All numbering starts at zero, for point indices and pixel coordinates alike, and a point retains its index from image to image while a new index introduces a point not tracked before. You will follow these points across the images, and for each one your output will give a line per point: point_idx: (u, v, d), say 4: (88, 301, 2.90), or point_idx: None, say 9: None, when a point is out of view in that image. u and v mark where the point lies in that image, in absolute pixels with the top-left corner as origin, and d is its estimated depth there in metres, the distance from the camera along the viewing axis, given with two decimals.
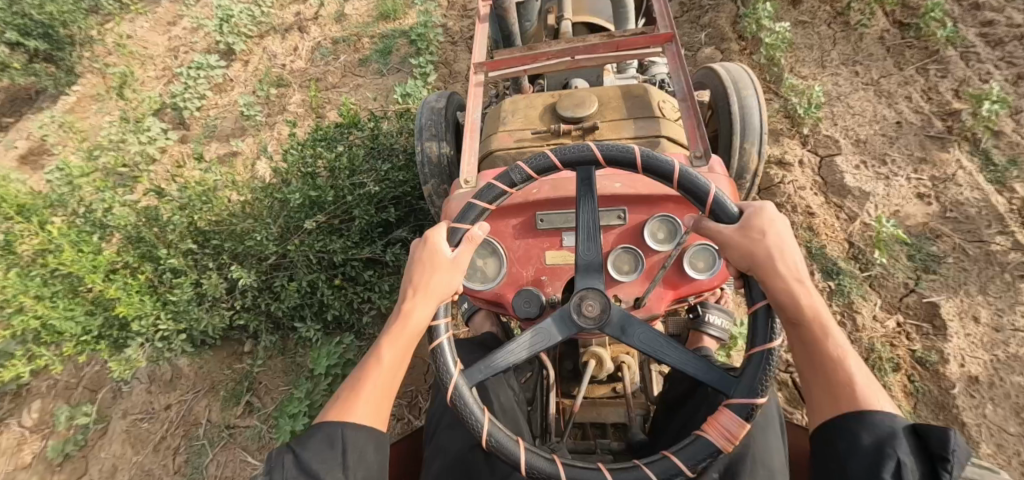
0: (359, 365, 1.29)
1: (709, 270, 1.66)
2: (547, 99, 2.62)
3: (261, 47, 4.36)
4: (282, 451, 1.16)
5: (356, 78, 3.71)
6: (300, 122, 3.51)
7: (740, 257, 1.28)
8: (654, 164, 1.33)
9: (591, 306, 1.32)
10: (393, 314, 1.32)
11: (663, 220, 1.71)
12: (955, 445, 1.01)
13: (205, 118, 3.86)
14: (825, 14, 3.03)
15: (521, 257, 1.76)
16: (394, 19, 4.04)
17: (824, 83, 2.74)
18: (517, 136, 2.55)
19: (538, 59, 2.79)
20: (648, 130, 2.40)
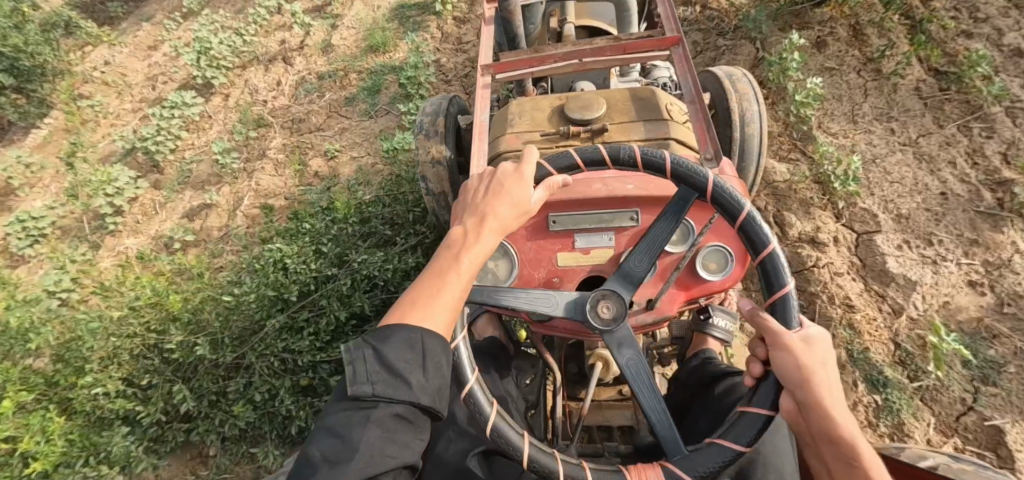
0: (434, 263, 1.12)
1: (721, 273, 1.47)
2: (554, 101, 2.44)
3: (243, 79, 4.09)
4: (360, 345, 1.01)
5: (340, 119, 3.43)
6: (281, 171, 3.23)
7: (783, 371, 1.07)
8: (756, 232, 1.22)
9: (608, 307, 1.25)
10: (469, 217, 1.17)
11: None
12: None
13: (180, 161, 3.57)
14: (853, 59, 2.77)
15: (532, 260, 1.54)
16: (384, 54, 3.78)
17: (856, 143, 2.47)
18: (523, 139, 2.37)
19: (544, 62, 2.57)
20: (658, 132, 2.23)
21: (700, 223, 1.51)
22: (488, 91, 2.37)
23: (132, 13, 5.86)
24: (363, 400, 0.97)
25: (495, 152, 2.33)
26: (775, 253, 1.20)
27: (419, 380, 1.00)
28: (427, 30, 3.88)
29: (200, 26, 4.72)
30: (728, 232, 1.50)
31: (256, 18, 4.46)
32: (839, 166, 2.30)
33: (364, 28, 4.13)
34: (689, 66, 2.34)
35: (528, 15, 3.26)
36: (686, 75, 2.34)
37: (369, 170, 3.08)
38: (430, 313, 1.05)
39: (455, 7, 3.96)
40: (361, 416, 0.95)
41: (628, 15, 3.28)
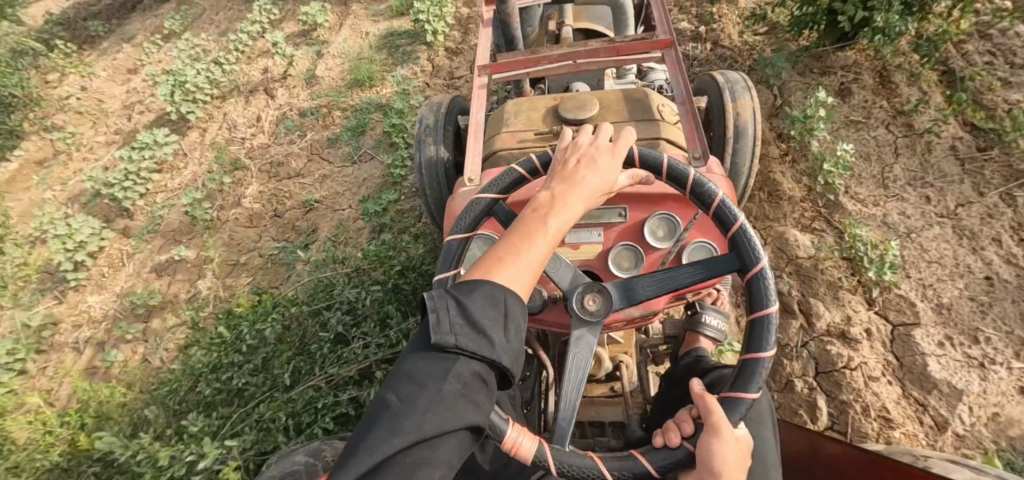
0: (519, 220, 1.02)
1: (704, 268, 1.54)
2: (548, 102, 2.41)
3: (222, 112, 3.85)
4: (444, 293, 0.90)
5: (320, 162, 3.18)
6: (255, 222, 2.99)
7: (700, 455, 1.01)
8: (760, 332, 1.14)
9: (594, 301, 1.28)
10: (558, 177, 1.10)
11: (663, 219, 1.56)
12: None
13: (150, 207, 3.33)
14: (881, 111, 2.50)
15: None
16: (371, 88, 3.52)
17: (888, 211, 2.21)
18: (518, 138, 2.32)
19: (539, 63, 2.52)
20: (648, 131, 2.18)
21: (684, 219, 1.58)
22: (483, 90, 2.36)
23: (113, 33, 5.63)
24: (445, 351, 0.85)
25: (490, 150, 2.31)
26: (759, 362, 1.11)
27: (503, 341, 0.88)
28: (417, 62, 3.62)
29: (181, 54, 4.49)
30: (711, 228, 1.55)
31: (237, 45, 4.21)
32: (874, 248, 2.03)
33: (350, 57, 3.88)
34: (681, 66, 2.33)
35: (527, 20, 3.14)
36: (678, 76, 2.35)
37: (347, 223, 2.80)
38: (515, 269, 0.93)
39: (447, 38, 3.72)
40: (440, 370, 0.83)
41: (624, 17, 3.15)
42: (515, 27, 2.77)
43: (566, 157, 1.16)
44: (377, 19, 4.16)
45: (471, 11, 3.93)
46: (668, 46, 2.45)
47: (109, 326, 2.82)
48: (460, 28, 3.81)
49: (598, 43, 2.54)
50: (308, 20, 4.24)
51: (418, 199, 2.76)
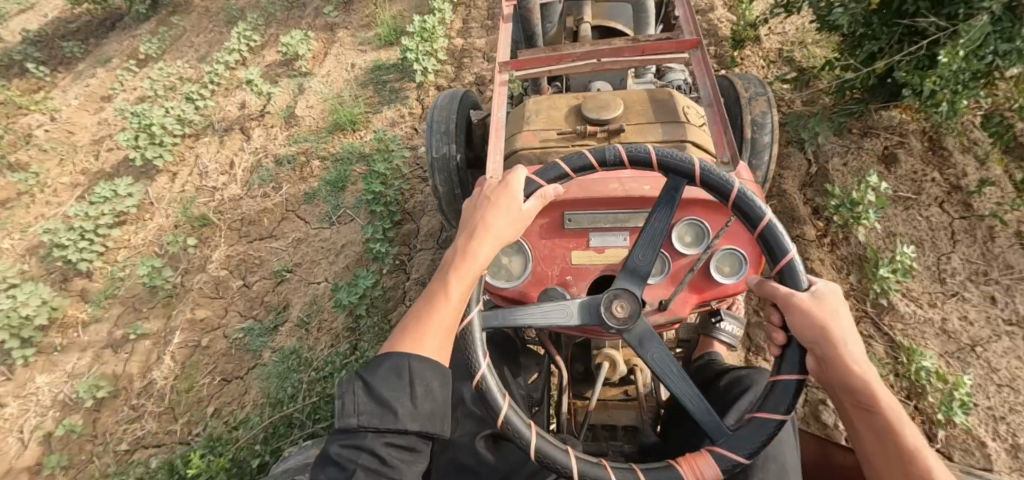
0: (425, 294, 1.11)
1: (735, 276, 1.40)
2: (569, 100, 2.29)
3: (193, 153, 3.53)
4: (352, 376, 1.00)
5: (295, 221, 2.85)
6: (222, 292, 2.67)
7: (811, 334, 1.00)
8: (748, 207, 1.14)
9: (621, 307, 1.16)
10: (454, 246, 1.15)
11: (692, 224, 1.41)
12: None
13: (110, 267, 3.02)
14: (935, 187, 2.15)
15: (545, 256, 1.45)
16: (353, 132, 3.19)
17: (948, 316, 1.89)
18: (540, 137, 2.20)
19: (563, 60, 2.42)
20: (673, 133, 2.09)
21: (716, 225, 1.42)
22: (505, 86, 2.31)
23: (89, 54, 5.32)
24: (352, 431, 0.95)
25: (509, 149, 2.20)
26: (794, 263, 1.09)
27: (408, 408, 0.97)
28: (404, 103, 3.28)
29: (156, 87, 4.19)
30: (744, 239, 1.41)
31: (211, 77, 3.88)
32: (940, 380, 1.70)
33: (333, 95, 3.55)
34: (709, 62, 2.24)
35: (546, 15, 3.01)
36: (704, 71, 2.24)
37: (321, 298, 2.47)
38: (424, 340, 1.03)
39: (438, 77, 3.38)
40: (353, 446, 0.95)
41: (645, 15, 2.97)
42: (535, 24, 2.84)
43: (465, 219, 1.19)
44: (364, 51, 3.85)
45: (467, 45, 3.62)
46: (694, 45, 2.36)
47: (60, 414, 2.52)
48: (454, 64, 3.50)
49: (619, 40, 2.46)
50: (288, 51, 3.91)
51: (402, 274, 2.46)
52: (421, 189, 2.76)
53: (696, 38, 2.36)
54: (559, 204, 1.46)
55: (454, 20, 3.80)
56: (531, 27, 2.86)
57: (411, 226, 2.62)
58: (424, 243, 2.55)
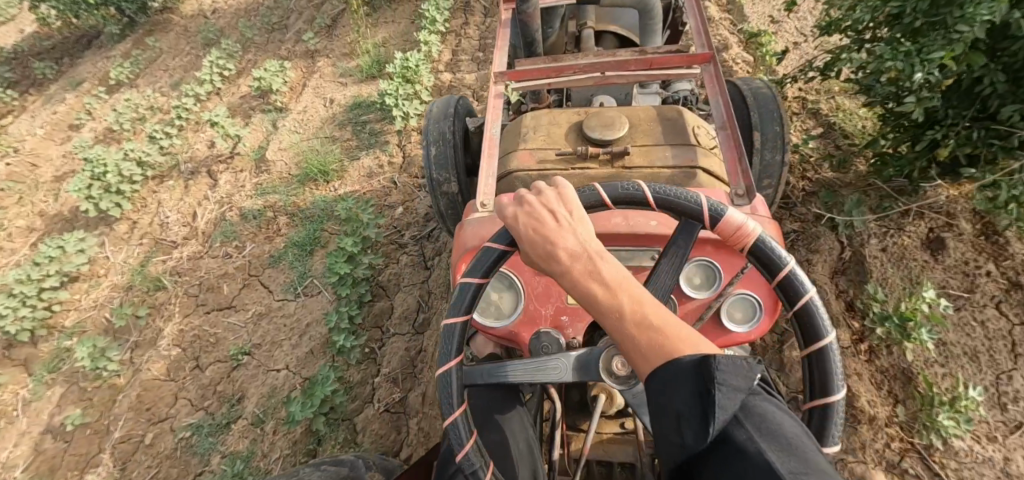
0: None
1: (743, 321, 1.36)
2: (570, 117, 2.14)
3: (155, 199, 3.23)
4: None
5: (257, 289, 2.55)
6: (174, 374, 2.38)
7: (534, 252, 1.04)
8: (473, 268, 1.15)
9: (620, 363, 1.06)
10: None
11: (700, 266, 1.37)
12: (724, 379, 0.75)
13: (54, 335, 2.72)
14: (993, 284, 1.81)
15: (540, 294, 1.36)
16: (326, 184, 2.88)
17: (1012, 456, 1.58)
18: (538, 156, 2.04)
19: (564, 72, 2.22)
20: (682, 157, 1.93)
21: (729, 268, 1.37)
22: (500, 98, 2.10)
23: (62, 75, 5.03)
24: None
25: (505, 170, 2.03)
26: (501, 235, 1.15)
27: None
28: (383, 149, 2.96)
29: (123, 121, 3.89)
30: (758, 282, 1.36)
31: (179, 112, 3.58)
32: None
33: (308, 137, 3.24)
34: (721, 78, 2.05)
35: (548, 19, 2.86)
36: (716, 87, 2.04)
37: (279, 391, 2.17)
38: None
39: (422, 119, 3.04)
40: None
41: (652, 23, 2.93)
42: (535, 28, 2.65)
43: None
44: (345, 84, 3.55)
45: (455, 80, 3.30)
46: (706, 60, 2.14)
47: None
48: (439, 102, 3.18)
49: (625, 54, 2.25)
50: (263, 85, 3.62)
51: (372, 366, 2.14)
52: (396, 257, 2.45)
53: (708, 52, 2.14)
54: None
55: (441, 51, 3.49)
56: (530, 31, 2.67)
57: (384, 303, 2.30)
58: (398, 326, 2.24)
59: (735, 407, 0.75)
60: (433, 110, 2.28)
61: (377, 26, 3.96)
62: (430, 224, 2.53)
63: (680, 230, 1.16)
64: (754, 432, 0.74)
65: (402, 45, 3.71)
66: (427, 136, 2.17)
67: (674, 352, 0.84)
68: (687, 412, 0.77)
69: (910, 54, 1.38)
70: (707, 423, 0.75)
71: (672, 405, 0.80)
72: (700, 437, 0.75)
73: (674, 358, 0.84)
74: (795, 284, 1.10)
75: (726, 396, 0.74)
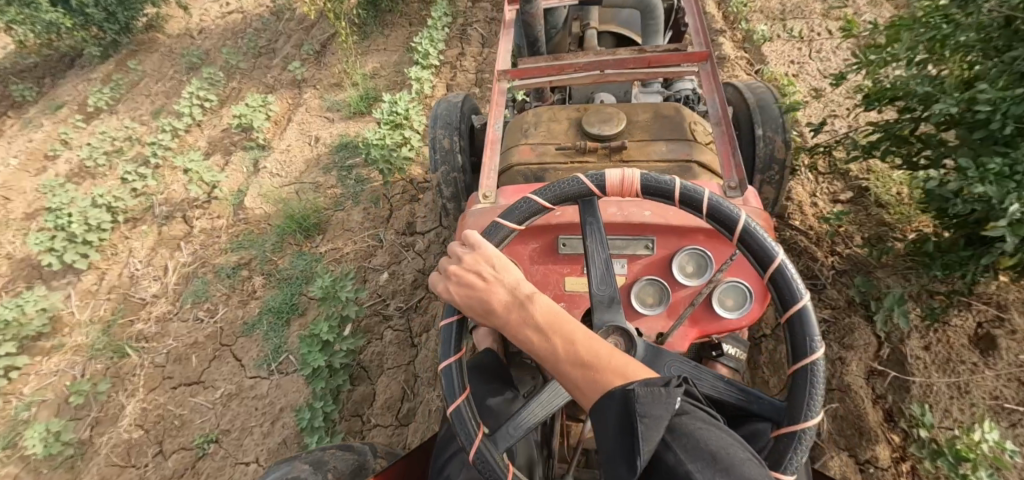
0: None
1: (736, 309, 1.32)
2: (568, 114, 2.15)
3: (126, 247, 3.00)
4: None
5: (228, 362, 2.33)
6: (134, 460, 2.16)
7: (474, 313, 1.11)
8: (445, 342, 1.16)
9: (615, 345, 1.08)
10: None
11: (695, 252, 1.36)
12: (642, 410, 0.77)
13: (10, 405, 2.49)
14: None
15: (538, 283, 1.43)
16: (306, 239, 2.63)
17: None
18: (538, 151, 2.05)
19: (564, 70, 2.22)
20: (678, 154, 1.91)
21: (720, 257, 1.38)
22: (502, 94, 2.10)
23: (43, 97, 4.79)
24: None
25: (503, 165, 2.04)
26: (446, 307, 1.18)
27: None
28: (369, 200, 2.73)
29: (97, 156, 3.66)
30: (749, 270, 1.37)
31: (155, 150, 3.36)
32: None
33: (290, 181, 3.00)
34: (719, 77, 2.06)
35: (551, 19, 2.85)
36: (713, 86, 2.06)
37: None
38: None
39: (411, 166, 2.80)
40: None
41: (654, 23, 2.82)
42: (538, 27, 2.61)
43: None
44: (332, 120, 3.33)
45: None
46: (704, 58, 2.15)
47: None
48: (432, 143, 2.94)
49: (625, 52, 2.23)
50: (244, 122, 3.40)
51: None
52: (378, 331, 2.23)
53: (707, 50, 2.15)
54: (550, 227, 1.45)
55: (435, 85, 3.25)
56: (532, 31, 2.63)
57: (366, 388, 2.09)
58: (381, 416, 2.02)
59: (658, 438, 0.75)
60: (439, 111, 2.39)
61: (370, 55, 3.75)
62: (417, 293, 2.30)
63: (584, 211, 1.18)
64: (684, 456, 0.73)
65: (394, 77, 3.49)
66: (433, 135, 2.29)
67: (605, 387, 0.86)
68: (619, 449, 0.78)
69: (1000, 177, 1.23)
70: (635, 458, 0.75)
71: (609, 442, 0.81)
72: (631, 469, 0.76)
73: (606, 391, 0.85)
74: (690, 191, 1.12)
75: (647, 426, 0.75)
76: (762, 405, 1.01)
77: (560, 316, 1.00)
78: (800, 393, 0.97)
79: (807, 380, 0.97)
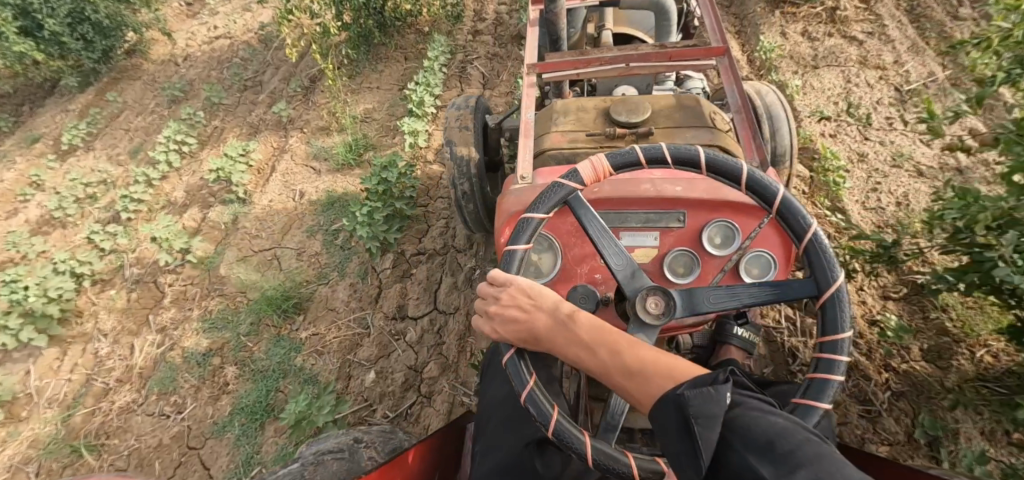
0: None
1: (764, 276, 1.35)
2: (597, 104, 2.13)
3: (93, 316, 2.73)
4: None
5: (195, 472, 2.07)
6: None
7: (526, 346, 1.13)
8: (515, 372, 1.12)
9: (655, 302, 1.14)
10: None
11: (722, 225, 1.37)
12: (693, 408, 0.82)
13: None
14: None
15: (577, 254, 1.41)
16: (285, 321, 2.35)
17: None
18: (569, 139, 2.05)
19: (591, 63, 2.29)
20: (703, 138, 1.94)
21: (747, 228, 1.38)
22: (533, 85, 2.14)
23: (19, 127, 4.48)
24: None
25: (537, 149, 2.03)
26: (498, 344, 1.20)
27: None
28: (356, 273, 2.44)
29: (66, 206, 3.39)
30: (773, 241, 1.37)
31: (125, 203, 3.10)
32: None
33: (270, 244, 2.71)
34: (737, 72, 2.16)
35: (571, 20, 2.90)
36: (732, 80, 2.15)
37: None
38: None
39: (407, 226, 2.53)
40: None
41: (668, 24, 2.86)
42: (562, 28, 2.59)
43: None
44: (319, 172, 3.04)
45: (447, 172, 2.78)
46: (721, 53, 2.26)
47: None
48: (427, 202, 2.65)
49: (648, 48, 2.31)
50: (223, 173, 3.12)
51: None
52: None
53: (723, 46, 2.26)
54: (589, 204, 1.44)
55: (431, 135, 2.96)
56: (555, 31, 2.60)
57: None
58: None
59: (717, 434, 0.80)
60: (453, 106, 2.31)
61: (361, 94, 3.44)
62: (408, 397, 2.05)
63: (577, 209, 1.25)
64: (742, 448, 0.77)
65: (387, 123, 3.20)
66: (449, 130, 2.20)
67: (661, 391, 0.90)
68: (683, 449, 0.82)
69: None
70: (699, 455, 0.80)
71: (674, 445, 0.84)
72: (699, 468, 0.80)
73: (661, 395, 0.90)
74: (656, 155, 1.22)
75: (704, 426, 0.80)
76: (793, 288, 1.14)
77: (598, 331, 1.06)
78: (819, 259, 1.12)
79: (818, 248, 1.13)
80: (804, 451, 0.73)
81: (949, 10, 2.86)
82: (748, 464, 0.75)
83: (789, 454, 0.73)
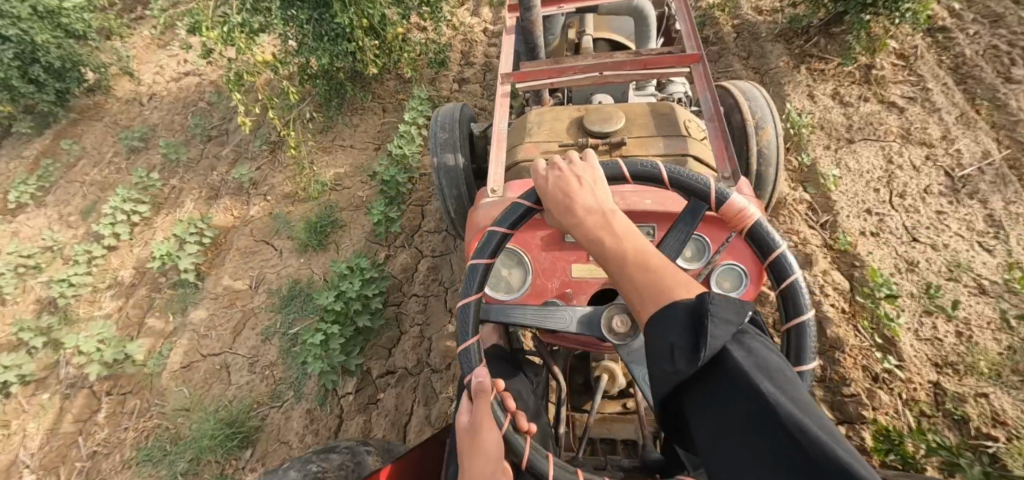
0: None
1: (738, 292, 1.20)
2: (571, 113, 1.97)
3: (18, 429, 2.39)
4: None
5: None
6: None
7: (557, 209, 1.01)
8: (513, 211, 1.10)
9: (622, 321, 1.06)
10: None
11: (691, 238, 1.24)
12: (717, 311, 0.71)
13: None
14: None
15: (546, 269, 1.30)
16: (230, 457, 2.03)
17: None
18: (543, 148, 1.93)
19: (566, 72, 2.02)
20: (673, 148, 1.80)
21: (716, 238, 1.24)
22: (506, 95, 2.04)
23: None
24: None
25: (511, 162, 1.92)
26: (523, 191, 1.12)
27: None
28: (314, 397, 2.08)
29: (3, 282, 3.01)
30: (746, 252, 1.23)
31: (63, 287, 2.75)
32: None
33: (220, 348, 2.35)
34: (710, 79, 1.93)
35: (548, 26, 2.60)
36: (704, 86, 1.93)
37: None
38: None
39: (375, 332, 2.18)
40: None
41: (648, 29, 2.66)
42: (538, 36, 2.30)
43: None
44: (280, 252, 2.65)
45: (423, 261, 2.41)
46: (694, 60, 2.01)
47: None
48: (400, 300, 2.30)
49: (621, 55, 2.07)
50: (169, 257, 2.72)
51: None
52: None
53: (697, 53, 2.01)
54: None
55: (404, 213, 2.56)
56: (532, 40, 2.30)
57: None
58: None
59: (724, 340, 0.70)
60: (437, 115, 2.36)
61: (333, 154, 3.05)
62: None
63: (686, 214, 1.09)
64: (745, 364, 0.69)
65: (359, 191, 2.80)
66: (433, 137, 2.26)
67: (670, 297, 0.80)
68: (681, 341, 0.72)
69: None
70: (699, 350, 0.70)
71: (665, 343, 0.74)
72: (693, 363, 0.70)
73: (671, 300, 0.79)
74: (764, 236, 1.05)
75: (717, 327, 0.70)
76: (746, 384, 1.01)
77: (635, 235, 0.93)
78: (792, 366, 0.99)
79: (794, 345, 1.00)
80: (798, 397, 0.68)
81: (1000, 70, 2.47)
82: (744, 374, 0.68)
83: (789, 394, 0.67)
